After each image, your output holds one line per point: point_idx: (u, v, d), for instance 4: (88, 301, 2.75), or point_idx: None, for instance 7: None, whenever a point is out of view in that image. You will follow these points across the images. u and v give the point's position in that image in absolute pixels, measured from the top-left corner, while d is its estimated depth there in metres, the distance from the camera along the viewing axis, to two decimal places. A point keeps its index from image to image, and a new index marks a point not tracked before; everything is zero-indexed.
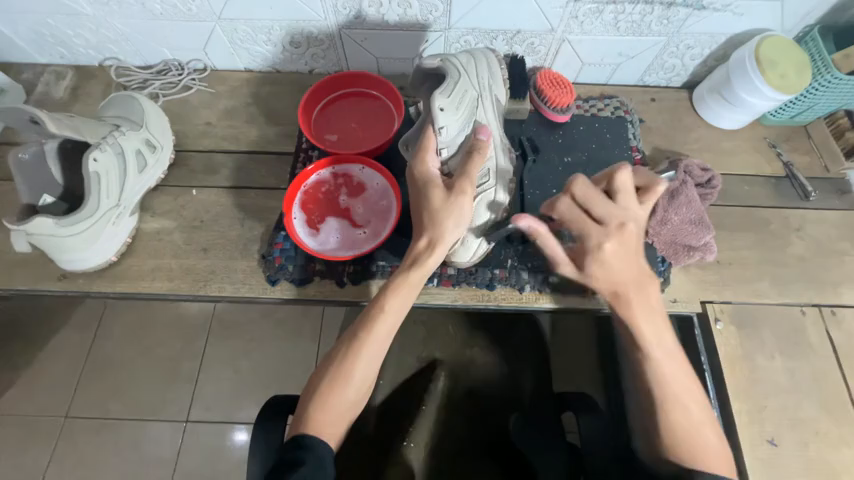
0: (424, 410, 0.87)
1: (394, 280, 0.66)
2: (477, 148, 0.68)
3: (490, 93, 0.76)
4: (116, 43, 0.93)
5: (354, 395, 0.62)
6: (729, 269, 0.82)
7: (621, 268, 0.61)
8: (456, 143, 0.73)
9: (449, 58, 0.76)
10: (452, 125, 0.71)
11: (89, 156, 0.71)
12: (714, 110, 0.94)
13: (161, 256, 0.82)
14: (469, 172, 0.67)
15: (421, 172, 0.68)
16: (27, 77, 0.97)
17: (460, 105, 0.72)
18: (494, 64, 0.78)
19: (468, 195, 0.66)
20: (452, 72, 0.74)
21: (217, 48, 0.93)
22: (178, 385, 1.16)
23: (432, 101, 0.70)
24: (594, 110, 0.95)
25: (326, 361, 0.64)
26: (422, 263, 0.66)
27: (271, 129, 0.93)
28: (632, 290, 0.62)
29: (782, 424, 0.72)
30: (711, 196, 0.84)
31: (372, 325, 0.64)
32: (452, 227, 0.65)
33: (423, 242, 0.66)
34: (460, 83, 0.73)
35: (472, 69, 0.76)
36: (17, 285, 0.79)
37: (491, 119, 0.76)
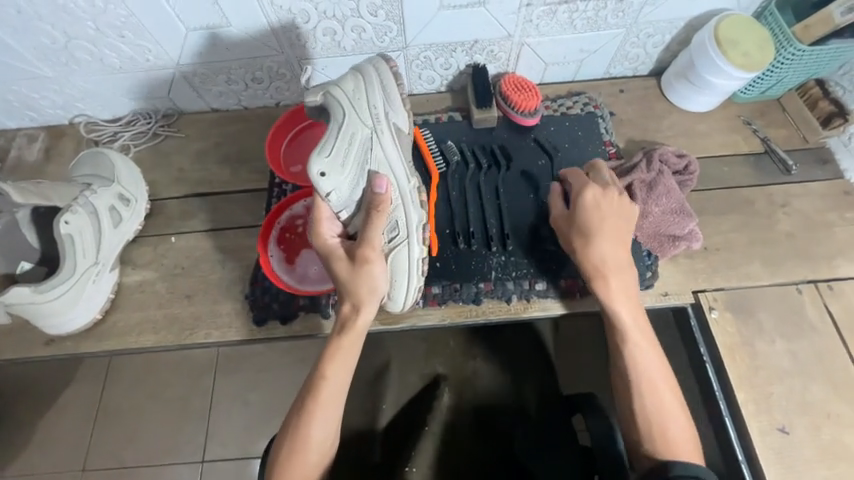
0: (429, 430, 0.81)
1: (329, 346, 0.69)
2: (374, 206, 0.64)
3: (387, 124, 0.68)
4: (82, 100, 0.93)
5: (316, 457, 0.64)
6: (717, 255, 0.80)
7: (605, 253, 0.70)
8: (353, 201, 0.69)
9: (331, 92, 0.68)
10: (340, 187, 0.66)
11: (60, 219, 0.71)
12: (684, 95, 0.93)
13: (146, 308, 0.81)
14: (371, 237, 0.66)
15: (322, 245, 0.69)
16: (1, 143, 0.98)
17: (346, 159, 0.66)
18: (389, 82, 0.70)
19: (374, 262, 0.67)
20: (336, 110, 0.67)
21: (181, 92, 0.93)
22: (190, 423, 1.15)
23: (311, 166, 0.65)
24: (563, 109, 0.95)
25: (284, 427, 0.67)
26: (352, 325, 0.69)
27: (243, 167, 0.93)
28: (613, 273, 0.70)
29: (790, 408, 0.70)
30: (690, 182, 0.83)
31: (319, 392, 0.66)
32: (366, 294, 0.68)
33: (347, 306, 0.69)
34: (347, 127, 0.67)
35: (362, 99, 0.68)
36: (6, 353, 0.79)
37: (392, 157, 0.68)
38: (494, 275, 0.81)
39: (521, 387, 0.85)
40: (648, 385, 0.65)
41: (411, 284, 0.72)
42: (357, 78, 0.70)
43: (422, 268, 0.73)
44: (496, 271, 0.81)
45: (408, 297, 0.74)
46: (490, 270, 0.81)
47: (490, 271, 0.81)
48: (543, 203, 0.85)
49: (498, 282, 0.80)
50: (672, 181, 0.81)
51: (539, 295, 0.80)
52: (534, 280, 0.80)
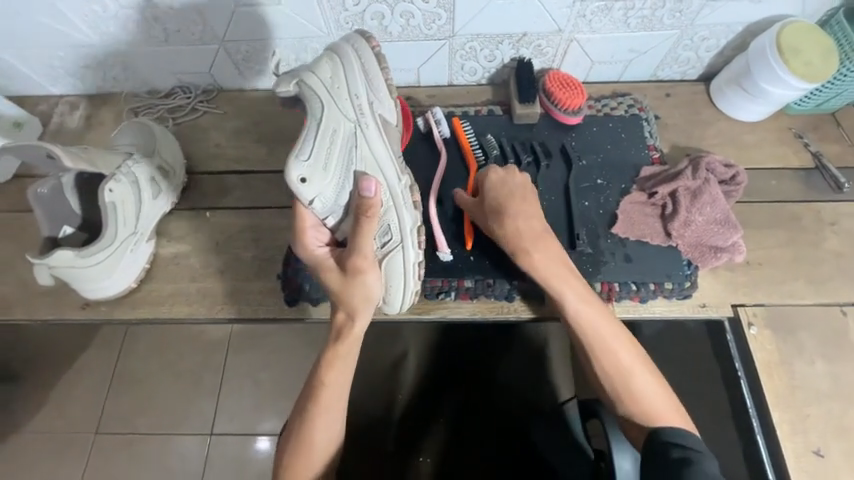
0: (439, 422, 0.89)
1: (325, 356, 0.69)
2: (363, 211, 0.65)
3: (369, 119, 0.68)
4: (125, 71, 0.94)
5: (322, 455, 0.67)
6: (760, 270, 0.78)
7: (520, 228, 0.70)
8: (341, 205, 0.70)
9: (304, 80, 0.65)
10: (324, 192, 0.68)
11: (104, 187, 0.71)
12: (736, 103, 0.90)
13: (180, 280, 0.82)
14: (361, 244, 0.66)
15: (307, 253, 0.70)
16: (43, 109, 1.00)
17: (329, 159, 0.66)
18: (374, 74, 0.69)
19: (369, 269, 0.67)
20: (312, 103, 0.66)
21: (223, 69, 0.93)
22: (201, 398, 1.19)
23: (290, 171, 0.64)
24: (606, 109, 0.92)
25: (288, 432, 0.69)
26: (348, 332, 0.69)
27: (280, 147, 0.93)
28: (535, 249, 0.70)
29: (827, 432, 0.68)
30: (736, 193, 0.81)
31: (319, 398, 0.68)
32: (361, 302, 0.68)
33: (342, 315, 0.69)
34: (327, 123, 0.66)
35: (340, 89, 0.67)
36: (44, 314, 0.81)
37: (378, 155, 0.69)
38: (528, 273, 0.80)
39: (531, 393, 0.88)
40: (617, 371, 0.65)
41: (408, 288, 0.74)
42: (333, 61, 0.68)
43: (418, 271, 0.74)
44: None
45: (408, 294, 0.74)
46: None
47: (525, 269, 0.80)
48: (581, 203, 0.83)
49: (532, 281, 0.79)
50: (718, 191, 0.79)
51: None
52: None
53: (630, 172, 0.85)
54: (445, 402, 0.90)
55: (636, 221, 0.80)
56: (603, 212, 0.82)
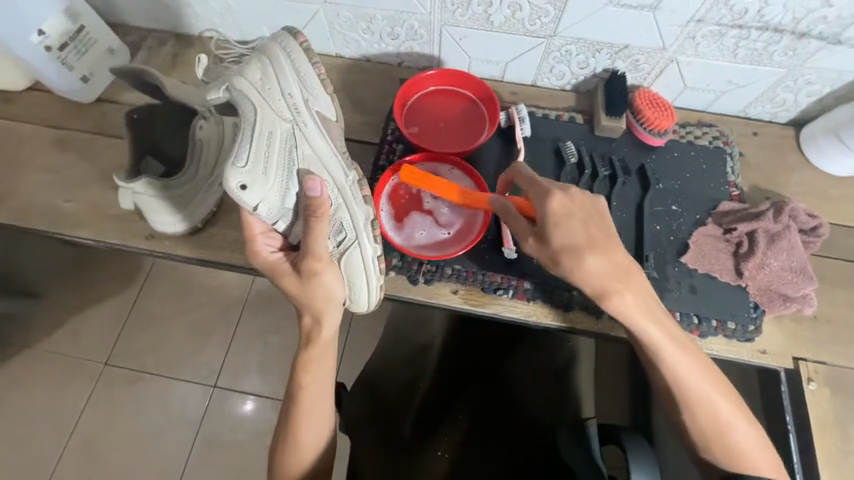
0: (460, 418, 0.75)
1: (298, 362, 0.68)
2: (313, 211, 0.63)
3: (304, 115, 0.67)
4: (220, 16, 0.95)
5: (310, 455, 0.67)
6: (828, 327, 0.76)
7: (588, 268, 0.62)
8: (289, 208, 0.67)
9: (233, 84, 0.64)
10: (270, 195, 0.64)
11: (195, 124, 0.74)
12: (830, 154, 0.87)
13: (243, 229, 0.82)
14: (313, 243, 0.63)
15: (263, 263, 0.66)
16: (132, 39, 1.01)
17: (269, 160, 0.64)
18: (305, 70, 0.68)
19: (323, 269, 0.64)
20: (245, 103, 0.64)
21: (316, 30, 0.94)
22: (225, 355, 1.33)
23: (229, 180, 0.61)
24: (690, 137, 0.90)
25: (277, 434, 0.69)
26: (318, 338, 0.68)
27: (357, 117, 0.94)
28: (620, 285, 0.63)
29: None
30: (814, 245, 0.79)
31: (301, 401, 0.67)
32: (323, 304, 0.65)
33: (308, 319, 0.67)
34: (263, 125, 0.64)
35: (272, 87, 0.66)
36: (110, 238, 0.82)
37: (320, 149, 0.68)
38: None
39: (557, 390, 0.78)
40: (698, 397, 0.63)
41: (372, 284, 0.72)
42: (263, 63, 0.67)
43: (379, 264, 0.72)
44: None
45: (373, 291, 0.72)
46: None
47: None
48: (653, 227, 0.81)
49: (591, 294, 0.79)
50: (796, 239, 0.77)
51: None
52: None
53: (707, 204, 0.83)
54: (465, 400, 0.77)
55: (707, 255, 0.78)
56: (674, 239, 0.80)
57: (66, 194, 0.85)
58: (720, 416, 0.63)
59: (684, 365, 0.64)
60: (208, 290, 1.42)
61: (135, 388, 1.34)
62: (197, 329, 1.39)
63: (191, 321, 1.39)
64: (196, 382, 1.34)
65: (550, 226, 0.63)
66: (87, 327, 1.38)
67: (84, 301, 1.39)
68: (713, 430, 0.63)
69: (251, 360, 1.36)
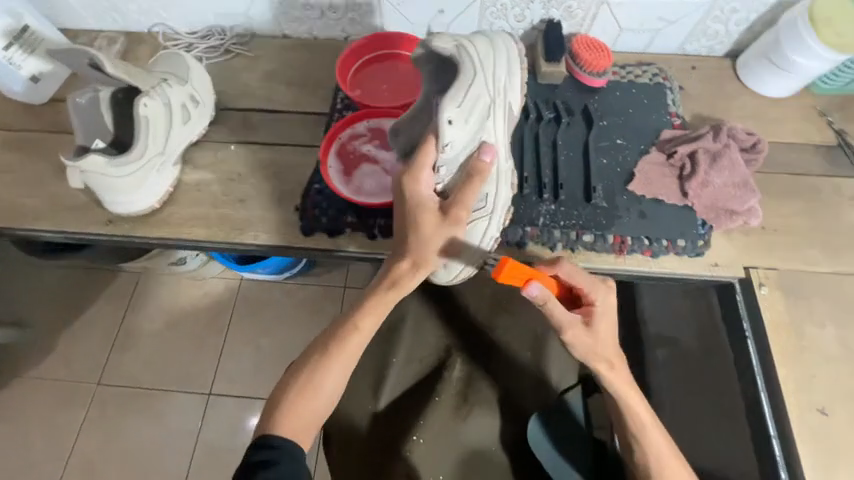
0: (438, 401, 0.83)
1: (369, 300, 0.70)
2: (478, 171, 0.68)
3: (504, 99, 0.71)
4: (166, 8, 0.97)
5: (323, 405, 0.67)
6: (775, 236, 0.78)
7: (604, 339, 0.68)
8: (457, 163, 0.71)
9: (464, 45, 0.71)
10: (457, 142, 0.68)
11: (139, 101, 0.75)
12: (762, 77, 0.90)
13: (200, 206, 0.84)
14: (465, 197, 0.68)
15: (415, 195, 0.68)
16: (83, 41, 1.03)
17: (472, 113, 0.68)
18: (517, 58, 0.73)
19: (461, 224, 0.69)
20: (466, 66, 0.69)
21: (260, 12, 0.96)
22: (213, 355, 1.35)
23: (441, 111, 0.66)
24: (631, 76, 0.93)
25: (290, 376, 0.69)
26: (402, 283, 0.70)
27: (306, 91, 0.95)
28: (616, 363, 0.69)
29: (835, 394, 0.68)
30: (756, 161, 0.81)
31: (343, 342, 0.69)
32: (433, 256, 0.69)
33: (405, 264, 0.69)
34: (475, 86, 0.68)
35: (490, 64, 0.70)
36: (69, 227, 0.83)
37: (499, 133, 0.71)
38: (541, 222, 0.79)
39: (530, 374, 0.86)
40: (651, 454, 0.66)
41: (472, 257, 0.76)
42: (492, 45, 0.73)
43: (493, 245, 0.76)
44: (544, 218, 0.79)
45: (462, 270, 0.74)
46: (539, 216, 0.79)
47: (538, 217, 0.79)
48: (600, 161, 0.83)
49: (544, 229, 0.79)
50: (737, 156, 0.79)
51: (585, 246, 0.78)
52: (583, 231, 0.78)
53: (651, 135, 0.86)
54: (446, 387, 0.84)
55: (654, 181, 0.80)
56: (621, 170, 0.82)
57: (23, 192, 0.86)
58: (662, 456, 0.66)
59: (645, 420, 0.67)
60: (192, 295, 1.42)
61: (127, 404, 1.33)
62: (184, 335, 1.39)
63: (177, 328, 1.39)
64: (188, 391, 1.33)
65: (597, 320, 0.68)
66: (76, 345, 1.38)
67: (71, 317, 1.41)
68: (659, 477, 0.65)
69: (244, 363, 1.36)
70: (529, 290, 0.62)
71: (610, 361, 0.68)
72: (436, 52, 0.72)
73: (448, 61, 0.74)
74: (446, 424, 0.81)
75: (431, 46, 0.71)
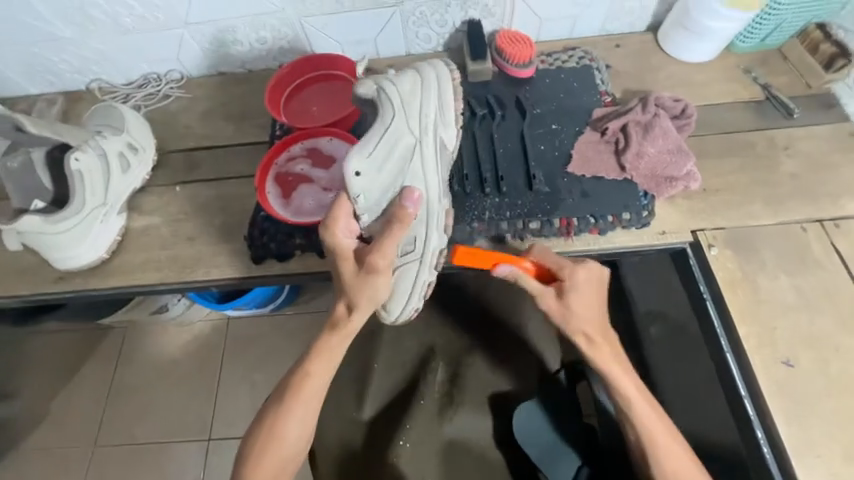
0: (422, 405, 0.79)
1: (318, 342, 0.69)
2: (397, 218, 0.63)
3: (436, 135, 0.68)
4: (98, 63, 0.98)
5: (291, 448, 0.68)
6: (717, 196, 0.79)
7: (576, 313, 0.67)
8: (379, 208, 0.68)
9: (384, 85, 0.69)
10: (371, 191, 0.66)
11: (70, 156, 0.75)
12: (682, 44, 0.92)
13: (150, 250, 0.84)
14: (384, 247, 0.63)
15: (332, 244, 0.65)
16: (23, 107, 1.03)
17: (385, 161, 0.66)
18: (448, 94, 0.69)
19: (382, 272, 0.65)
20: (385, 105, 0.68)
21: (190, 54, 0.98)
22: (200, 401, 1.31)
23: (348, 164, 0.65)
24: (559, 63, 0.94)
25: (258, 422, 0.69)
26: (343, 325, 0.69)
27: (246, 122, 0.96)
28: (600, 335, 0.68)
29: (796, 343, 0.69)
30: (688, 127, 0.82)
31: (299, 390, 0.67)
32: (365, 302, 0.67)
33: (342, 306, 0.68)
34: (394, 129, 0.67)
35: (414, 102, 0.68)
36: (20, 292, 0.82)
37: (428, 172, 0.67)
38: (488, 216, 0.79)
39: (523, 366, 0.82)
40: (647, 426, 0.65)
41: (408, 303, 0.72)
42: (415, 79, 0.70)
43: (424, 291, 0.72)
44: (490, 212, 0.79)
45: (407, 308, 0.72)
46: (485, 211, 0.80)
47: (485, 212, 0.79)
48: (537, 147, 0.84)
49: (491, 222, 0.79)
50: (668, 123, 0.81)
51: (533, 234, 0.79)
52: (528, 220, 0.78)
53: (584, 116, 0.87)
54: (430, 388, 0.80)
55: (592, 160, 0.82)
56: (559, 154, 0.83)
57: None
58: (650, 425, 0.65)
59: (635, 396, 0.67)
60: (179, 342, 1.38)
61: (124, 465, 1.27)
62: (173, 385, 1.33)
63: (165, 379, 1.34)
64: (189, 441, 1.28)
65: (571, 294, 0.67)
66: (66, 415, 1.32)
67: (54, 387, 1.35)
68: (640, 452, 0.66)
69: (243, 403, 1.30)
70: (498, 271, 0.66)
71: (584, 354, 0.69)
72: (360, 98, 0.71)
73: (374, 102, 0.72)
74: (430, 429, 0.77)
75: (355, 88, 0.70)
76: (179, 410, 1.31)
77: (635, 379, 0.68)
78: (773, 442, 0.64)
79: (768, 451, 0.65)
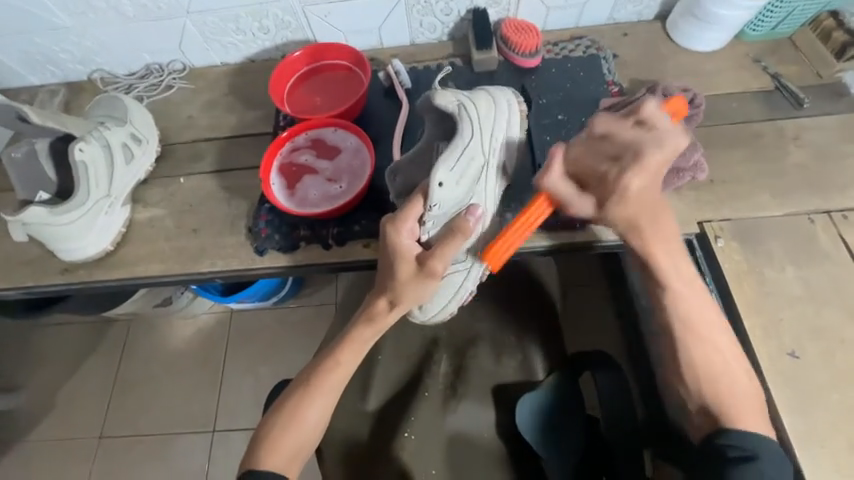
0: (427, 396, 0.80)
1: (351, 334, 0.70)
2: (460, 228, 0.65)
3: (498, 160, 0.71)
4: (100, 54, 0.98)
5: (308, 436, 0.66)
6: (724, 187, 0.79)
7: (635, 195, 0.59)
8: (444, 219, 0.69)
9: (468, 105, 0.70)
10: (447, 203, 0.67)
11: (74, 146, 0.75)
12: (690, 33, 0.91)
13: (155, 242, 0.84)
14: (445, 254, 0.65)
15: (394, 241, 0.66)
16: (25, 98, 1.02)
17: (463, 180, 0.68)
18: (516, 124, 0.72)
19: (437, 277, 0.66)
20: (466, 127, 0.69)
21: (192, 45, 0.97)
22: (205, 392, 1.32)
23: (434, 173, 0.66)
24: (565, 52, 0.93)
25: (276, 409, 0.68)
26: (380, 322, 0.69)
27: (249, 113, 0.95)
28: (648, 222, 0.63)
29: (801, 334, 0.69)
30: (697, 117, 0.80)
31: (323, 376, 0.68)
32: (408, 302, 0.68)
33: (384, 303, 0.68)
34: (471, 149, 0.68)
35: (489, 124, 0.70)
36: (25, 283, 0.83)
37: (489, 194, 0.72)
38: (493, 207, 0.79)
39: (528, 357, 0.82)
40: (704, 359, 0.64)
41: (446, 307, 0.73)
42: (489, 102, 0.72)
43: (464, 297, 0.74)
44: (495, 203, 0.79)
45: (441, 312, 0.74)
46: None
47: None
48: (543, 138, 0.83)
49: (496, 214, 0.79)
50: (676, 113, 0.80)
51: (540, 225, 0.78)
52: None
53: (590, 105, 0.86)
54: (433, 379, 0.81)
55: None
56: (566, 144, 0.83)
57: None
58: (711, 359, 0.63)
59: (692, 306, 0.65)
60: (184, 333, 1.39)
61: (131, 455, 1.29)
62: (178, 376, 1.35)
63: (170, 370, 1.35)
64: (195, 431, 1.29)
65: (639, 169, 0.58)
66: (74, 405, 1.34)
67: (61, 378, 1.37)
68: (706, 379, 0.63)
69: (247, 394, 1.31)
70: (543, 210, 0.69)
71: (641, 261, 0.66)
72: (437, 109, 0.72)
73: (447, 115, 0.73)
74: (435, 420, 0.78)
75: (433, 100, 0.71)
76: (184, 401, 1.32)
77: (704, 312, 0.65)
78: (776, 431, 0.65)
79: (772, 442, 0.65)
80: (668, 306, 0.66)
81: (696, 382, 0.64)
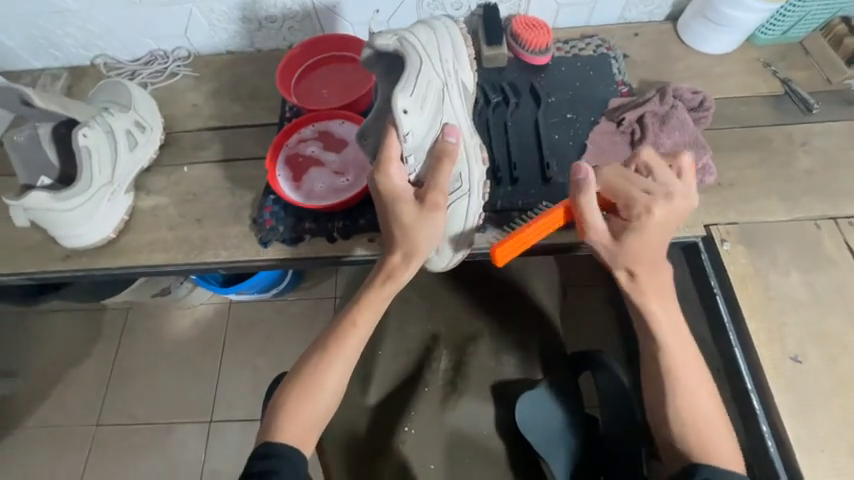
0: (427, 391, 0.80)
1: (367, 295, 0.68)
2: (444, 153, 0.66)
3: (456, 79, 0.70)
4: (104, 39, 0.96)
5: (326, 405, 0.65)
6: (731, 191, 0.78)
7: (634, 249, 0.60)
8: (423, 148, 0.69)
9: (406, 37, 0.69)
10: (418, 129, 0.67)
11: (78, 132, 0.74)
12: (701, 34, 0.90)
13: (158, 230, 0.83)
14: (441, 183, 0.65)
15: (387, 185, 0.65)
16: (26, 82, 1.01)
17: (427, 102, 0.67)
18: (460, 42, 0.71)
19: (442, 209, 0.66)
20: (412, 56, 0.67)
21: (198, 32, 0.96)
22: (203, 383, 1.32)
23: (394, 102, 0.64)
24: (575, 51, 0.92)
25: (294, 377, 0.66)
26: (398, 277, 0.68)
27: (254, 103, 0.94)
28: (644, 270, 0.62)
29: (804, 339, 0.69)
30: (705, 119, 0.81)
31: (342, 337, 0.67)
32: (423, 247, 0.66)
33: (398, 256, 0.67)
34: (423, 73, 0.67)
35: (434, 49, 0.69)
36: (26, 269, 0.82)
37: (461, 113, 0.70)
38: (499, 205, 0.79)
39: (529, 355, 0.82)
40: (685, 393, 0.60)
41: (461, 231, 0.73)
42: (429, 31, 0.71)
43: (477, 221, 0.74)
44: (501, 201, 0.79)
45: (454, 257, 0.73)
46: (497, 200, 0.79)
47: (497, 202, 0.79)
48: (550, 137, 0.83)
49: (503, 212, 0.78)
50: (686, 115, 0.80)
51: None
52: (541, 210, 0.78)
53: (599, 105, 0.85)
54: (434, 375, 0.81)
55: (605, 150, 0.81)
56: (574, 143, 0.82)
57: None
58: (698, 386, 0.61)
59: (675, 345, 0.61)
60: (183, 323, 1.38)
61: (127, 444, 1.28)
62: (177, 366, 1.34)
63: (168, 360, 1.35)
64: (192, 421, 1.29)
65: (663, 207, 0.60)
66: (70, 393, 1.33)
67: (58, 365, 1.36)
68: (685, 427, 0.59)
69: (245, 386, 1.31)
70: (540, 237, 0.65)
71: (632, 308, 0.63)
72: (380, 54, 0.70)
73: (393, 56, 0.72)
74: (436, 416, 0.78)
75: (374, 45, 0.69)
76: (181, 391, 1.32)
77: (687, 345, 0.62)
78: (776, 435, 0.65)
79: (771, 445, 0.66)
80: (659, 357, 0.61)
81: (682, 430, 0.59)
